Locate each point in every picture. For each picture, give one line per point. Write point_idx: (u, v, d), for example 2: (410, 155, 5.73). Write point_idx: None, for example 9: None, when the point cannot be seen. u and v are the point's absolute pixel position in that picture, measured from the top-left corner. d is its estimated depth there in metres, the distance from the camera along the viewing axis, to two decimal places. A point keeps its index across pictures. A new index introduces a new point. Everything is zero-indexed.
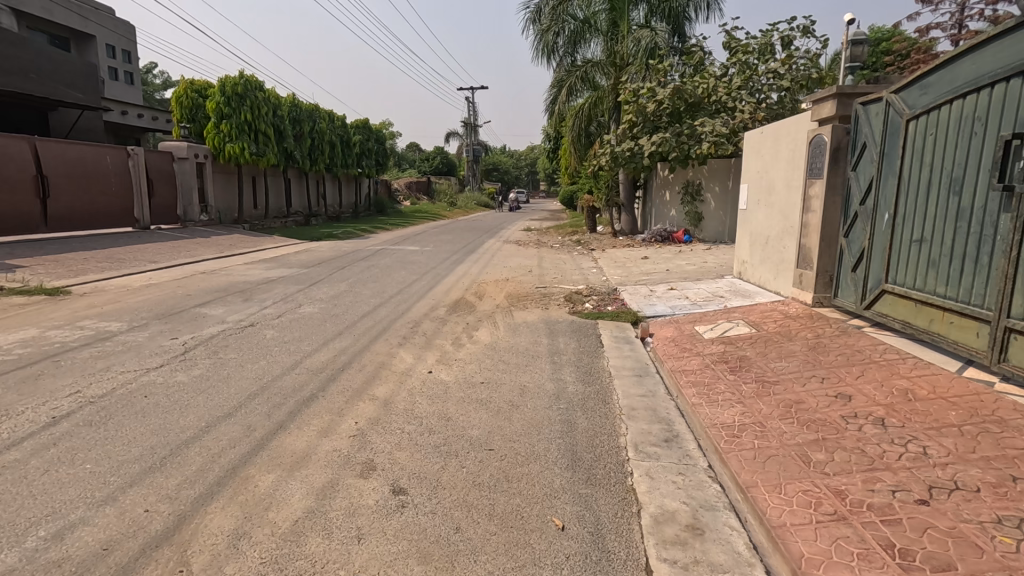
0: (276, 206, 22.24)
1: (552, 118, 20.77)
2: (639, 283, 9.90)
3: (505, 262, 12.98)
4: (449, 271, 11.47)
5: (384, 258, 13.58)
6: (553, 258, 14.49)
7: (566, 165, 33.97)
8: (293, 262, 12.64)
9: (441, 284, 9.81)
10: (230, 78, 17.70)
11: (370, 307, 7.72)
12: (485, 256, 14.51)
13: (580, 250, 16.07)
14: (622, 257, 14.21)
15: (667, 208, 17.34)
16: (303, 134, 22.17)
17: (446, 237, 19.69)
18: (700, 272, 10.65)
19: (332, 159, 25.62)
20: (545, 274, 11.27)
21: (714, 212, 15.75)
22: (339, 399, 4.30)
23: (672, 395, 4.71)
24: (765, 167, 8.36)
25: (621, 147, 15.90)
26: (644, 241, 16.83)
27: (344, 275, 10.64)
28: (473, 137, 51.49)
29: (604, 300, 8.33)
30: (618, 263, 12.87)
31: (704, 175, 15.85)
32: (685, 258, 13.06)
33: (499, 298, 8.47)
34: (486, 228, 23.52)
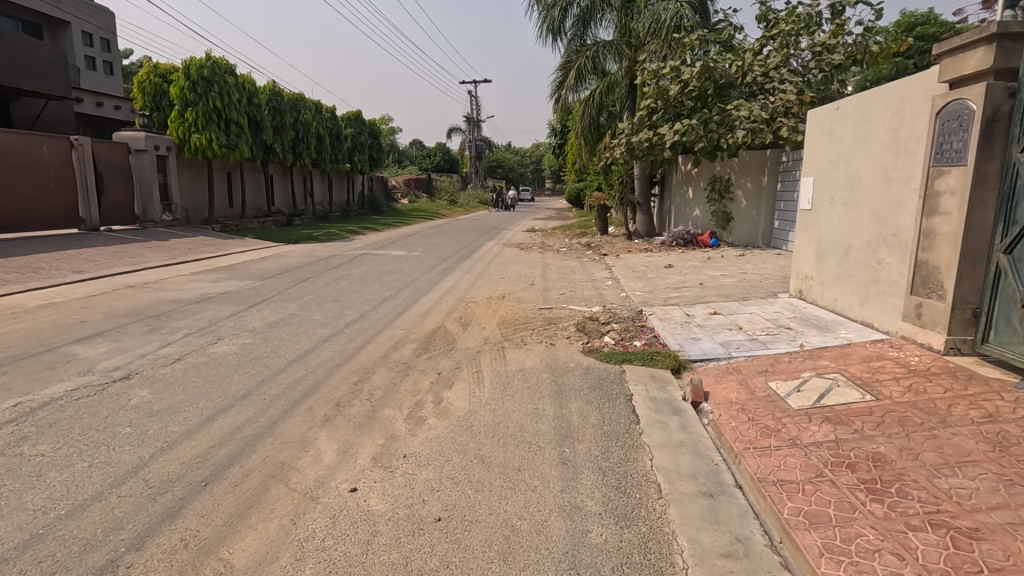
0: (254, 203, 20.30)
1: (557, 107, 18.67)
2: (669, 304, 7.81)
3: (502, 272, 10.93)
4: (433, 284, 9.44)
5: (360, 266, 11.55)
6: (559, 265, 12.42)
7: (574, 161, 31.80)
8: (251, 271, 10.66)
9: (419, 303, 7.78)
10: (196, 59, 15.70)
11: (312, 342, 5.71)
12: (481, 263, 12.47)
13: (591, 256, 14.02)
14: (640, 264, 12.10)
15: (689, 206, 15.22)
16: (285, 125, 20.19)
17: (440, 239, 17.69)
18: (743, 288, 8.54)
19: (319, 154, 23.65)
20: (550, 288, 9.22)
21: (747, 211, 13.83)
22: (161, 571, 2.28)
23: (776, 542, 2.64)
24: (845, 153, 6.29)
25: (638, 137, 13.77)
26: (664, 245, 14.67)
27: (304, 290, 8.65)
28: (475, 132, 49.28)
29: (629, 333, 6.26)
30: (638, 274, 10.76)
31: (735, 169, 13.86)
32: (717, 267, 10.94)
33: (489, 327, 6.43)
34: (485, 229, 21.51)
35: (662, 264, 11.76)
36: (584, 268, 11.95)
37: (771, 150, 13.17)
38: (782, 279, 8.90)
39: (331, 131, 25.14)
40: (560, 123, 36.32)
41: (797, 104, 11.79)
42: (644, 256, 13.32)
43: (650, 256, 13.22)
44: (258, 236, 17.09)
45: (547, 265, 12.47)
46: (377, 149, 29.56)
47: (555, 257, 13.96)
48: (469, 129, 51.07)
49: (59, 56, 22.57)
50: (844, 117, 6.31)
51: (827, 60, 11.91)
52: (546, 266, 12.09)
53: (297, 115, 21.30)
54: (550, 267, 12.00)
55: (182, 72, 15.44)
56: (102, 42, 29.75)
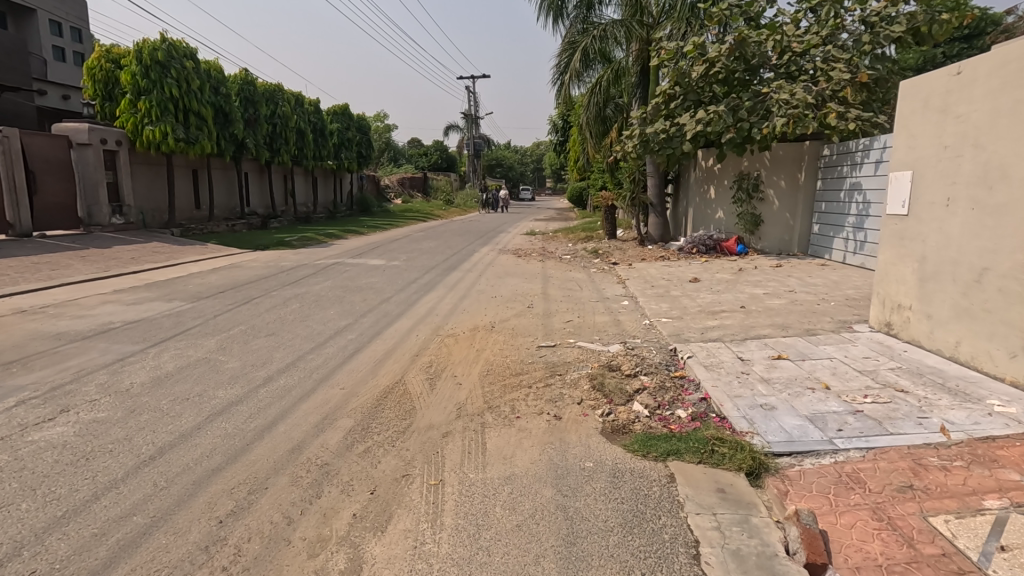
0: (226, 204, 18.47)
1: (558, 97, 16.85)
2: (709, 340, 5.93)
3: (495, 289, 9.05)
4: (407, 306, 7.59)
5: (325, 279, 9.65)
6: (563, 277, 10.56)
7: (577, 158, 29.92)
8: (189, 288, 8.76)
9: (381, 338, 5.93)
10: (149, 41, 13.76)
11: (199, 415, 3.83)
12: (470, 274, 10.59)
13: (599, 265, 12.17)
14: (658, 277, 10.22)
15: (711, 206, 13.34)
16: (259, 118, 18.38)
17: (429, 245, 15.84)
18: (800, 315, 6.66)
19: (300, 150, 21.84)
20: (552, 312, 7.34)
21: (780, 213, 11.94)
22: None
23: None
24: (973, 136, 4.43)
25: (654, 127, 12.01)
26: (683, 252, 12.81)
27: (239, 317, 6.77)
28: (474, 130, 47.34)
29: (667, 395, 4.39)
30: (658, 290, 8.87)
31: (766, 164, 11.97)
32: (754, 282, 9.05)
33: (467, 383, 4.55)
34: (481, 232, 19.65)
35: (686, 278, 9.87)
36: (593, 282, 10.06)
37: (810, 142, 11.33)
38: (845, 303, 7.04)
39: (315, 126, 23.31)
40: (562, 119, 34.49)
41: (849, 86, 9.88)
42: (662, 267, 11.43)
43: (668, 267, 11.35)
44: (224, 241, 15.22)
45: (548, 276, 10.60)
46: (367, 145, 27.70)
47: (557, 267, 12.10)
48: (468, 127, 49.21)
49: (16, 44, 20.65)
50: (971, 84, 4.45)
51: (884, 33, 9.97)
52: (548, 279, 10.21)
53: (272, 108, 19.49)
54: (554, 280, 10.11)
55: (133, 55, 13.54)
56: (71, 30, 27.77)
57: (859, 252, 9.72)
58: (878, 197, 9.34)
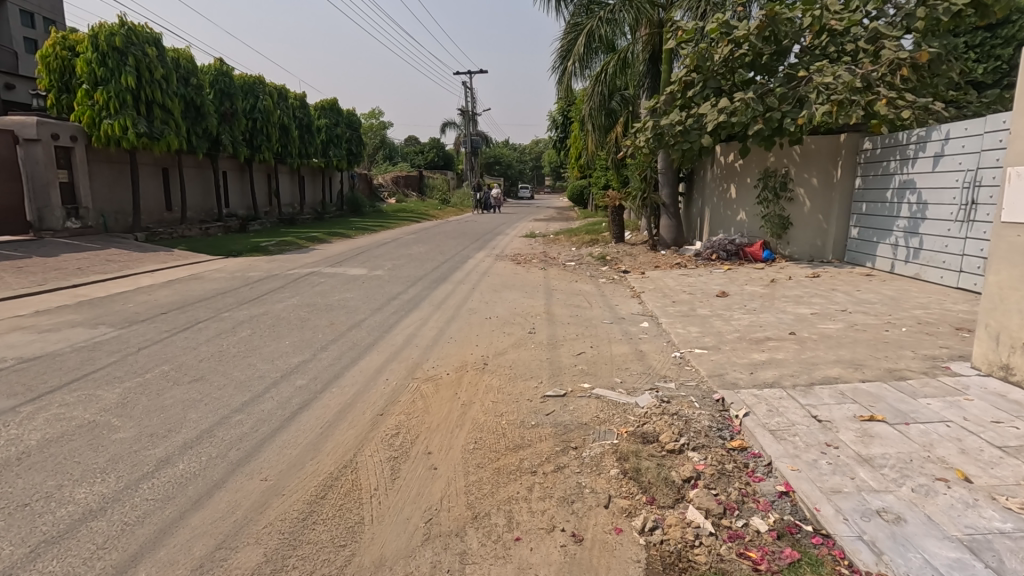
0: (201, 206, 17.13)
1: (559, 89, 15.54)
2: (765, 386, 4.57)
3: (490, 306, 7.72)
4: (382, 332, 6.25)
5: (291, 295, 8.29)
6: (569, 289, 9.23)
7: (578, 155, 28.61)
8: (128, 307, 7.40)
9: (341, 385, 4.58)
10: (105, 24, 12.43)
11: (22, 544, 2.47)
12: (462, 286, 9.23)
13: (608, 273, 10.84)
14: (678, 290, 8.88)
15: (730, 206, 12.01)
16: (237, 112, 17.04)
17: (420, 249, 14.52)
18: (869, 347, 5.31)
19: (284, 147, 20.49)
20: (558, 341, 5.99)
21: (811, 215, 10.60)
22: None
23: None
24: None
25: (669, 118, 10.82)
26: (701, 259, 11.49)
27: (167, 351, 5.41)
28: (470, 127, 46.03)
29: (731, 487, 3.07)
30: (682, 308, 7.53)
31: (796, 159, 10.63)
32: (794, 297, 7.70)
33: (444, 472, 3.21)
34: (477, 235, 18.32)
35: (710, 291, 8.54)
36: (604, 296, 8.71)
37: (847, 134, 10.01)
38: (921, 329, 5.71)
39: (299, 121, 21.95)
40: (562, 114, 33.21)
41: (904, 65, 8.49)
42: (680, 277, 10.09)
43: (686, 277, 10.01)
44: (194, 246, 13.86)
45: (551, 288, 9.26)
46: (357, 142, 26.34)
47: (561, 276, 10.75)
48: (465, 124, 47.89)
49: None
50: None
51: (942, 5, 8.57)
52: (552, 292, 8.87)
53: (252, 102, 18.15)
54: (559, 293, 8.77)
55: (88, 41, 12.21)
56: (43, 22, 26.34)
57: (912, 261, 8.40)
58: (935, 196, 8.01)
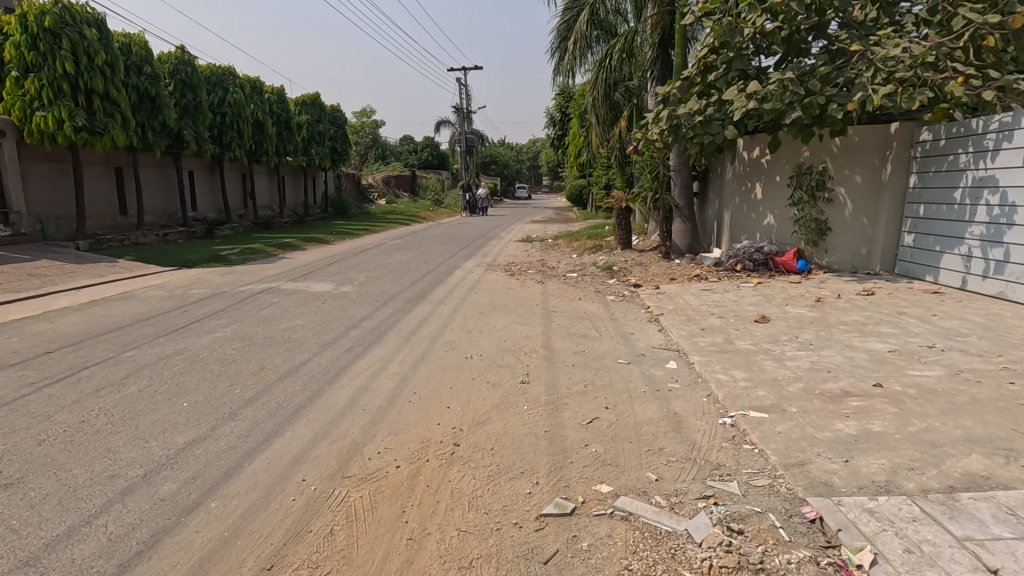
0: (163, 209, 15.58)
1: (559, 66, 14.56)
2: (879, 492, 2.98)
3: (473, 338, 6.14)
4: (323, 383, 4.67)
5: (227, 322, 6.68)
6: (571, 310, 7.65)
7: (577, 153, 27.11)
8: (10, 342, 5.79)
9: (228, 492, 2.98)
10: (35, 2, 10.81)
11: None
12: (442, 307, 7.65)
13: (616, 288, 9.27)
14: (704, 312, 7.29)
15: (755, 208, 10.44)
16: (201, 106, 15.37)
17: (402, 257, 12.93)
18: (1003, 414, 3.74)
19: (258, 144, 18.87)
20: (560, 397, 4.41)
21: (854, 219, 9.02)
22: None
23: None
24: None
25: (687, 107, 9.36)
26: (724, 270, 9.94)
27: (6, 423, 3.81)
28: (465, 125, 44.49)
29: None
30: (716, 342, 5.96)
31: (836, 154, 9.05)
32: (855, 325, 6.12)
33: None
34: (469, 240, 16.74)
35: (745, 315, 6.95)
36: (614, 321, 7.12)
37: (898, 124, 8.44)
38: None
39: (277, 117, 20.36)
40: (561, 110, 31.76)
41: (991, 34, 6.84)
42: (701, 293, 8.52)
43: (710, 293, 8.43)
44: (145, 255, 12.23)
45: (550, 309, 7.68)
46: (343, 140, 24.76)
47: (561, 290, 9.19)
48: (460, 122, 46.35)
49: None
50: None
51: None
52: (551, 315, 7.29)
53: (218, 94, 16.49)
54: (560, 317, 7.18)
55: (15, 21, 10.59)
56: None
57: (995, 277, 6.89)
58: None
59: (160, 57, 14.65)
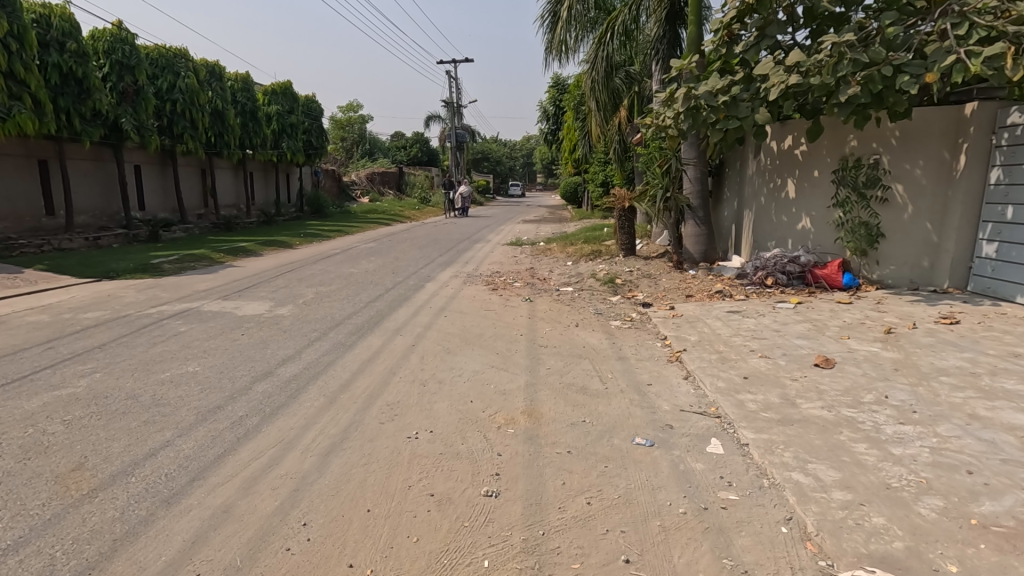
0: (101, 208, 13.73)
1: (553, 45, 12.79)
2: None
3: (428, 395, 4.36)
4: (160, 501, 2.85)
5: (92, 368, 4.84)
6: (566, 343, 5.87)
7: (572, 148, 25.42)
8: None
9: None
10: None
11: None
12: (398, 340, 5.85)
13: (621, 308, 7.53)
14: (741, 350, 5.52)
15: (786, 209, 8.71)
16: (143, 91, 13.46)
17: (370, 265, 11.16)
18: None
19: (218, 136, 16.98)
20: (545, 537, 2.62)
21: (914, 223, 7.29)
22: None
23: None
24: None
25: (709, 84, 7.62)
26: (751, 285, 8.20)
27: None
28: (455, 121, 42.71)
29: None
30: (772, 403, 4.20)
31: (892, 142, 7.34)
32: (963, 376, 4.37)
33: None
34: (451, 244, 14.97)
35: (799, 356, 5.19)
36: (623, 362, 5.33)
37: (976, 104, 6.71)
38: None
39: (241, 107, 18.48)
40: (555, 103, 30.16)
41: None
42: (729, 317, 6.76)
43: (740, 318, 6.67)
44: (64, 264, 10.34)
45: (539, 341, 5.90)
46: (318, 134, 22.86)
47: (553, 311, 7.40)
48: (450, 117, 44.63)
49: None
50: None
51: None
52: (538, 352, 5.51)
53: (167, 79, 14.61)
54: (551, 356, 5.39)
55: None
56: None
57: None
58: None
59: (94, 34, 12.83)
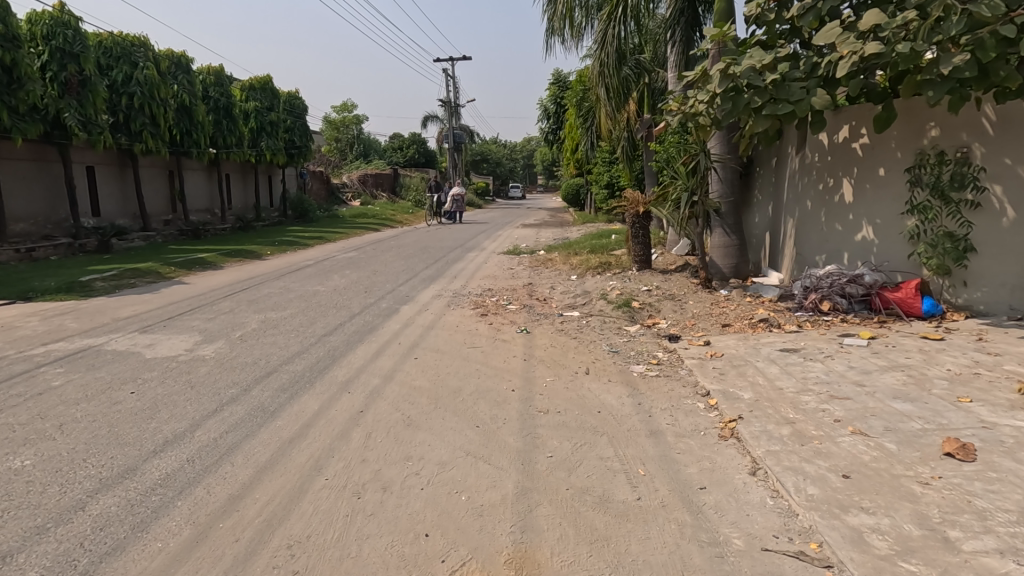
0: (44, 214, 12.24)
1: (555, 25, 11.23)
2: None
3: (361, 523, 2.74)
4: None
5: None
6: (572, 406, 4.26)
7: (574, 148, 23.85)
8: None
9: None
10: None
11: None
12: (342, 402, 4.25)
13: (641, 344, 5.93)
14: (821, 420, 3.92)
15: (841, 216, 7.11)
16: (89, 82, 11.89)
17: (341, 282, 9.57)
18: None
19: (185, 134, 15.43)
20: None
21: (1016, 234, 5.70)
22: None
23: None
24: None
25: (753, 59, 6.05)
26: (802, 311, 6.60)
27: None
28: (453, 120, 41.17)
29: None
30: (912, 542, 2.59)
31: (987, 132, 5.75)
32: None
33: None
34: (440, 253, 13.39)
35: (912, 436, 3.58)
36: (656, 442, 3.72)
37: None
38: None
39: (214, 102, 16.94)
40: (556, 100, 28.68)
41: None
42: (786, 362, 5.15)
43: (803, 364, 5.06)
44: None
45: (534, 402, 4.29)
46: (302, 133, 21.28)
47: (555, 348, 5.79)
48: (448, 116, 43.09)
49: None
50: None
51: None
52: (534, 424, 3.91)
53: (122, 70, 13.07)
54: (552, 434, 3.78)
55: None
56: None
57: None
58: None
59: (30, 17, 11.27)
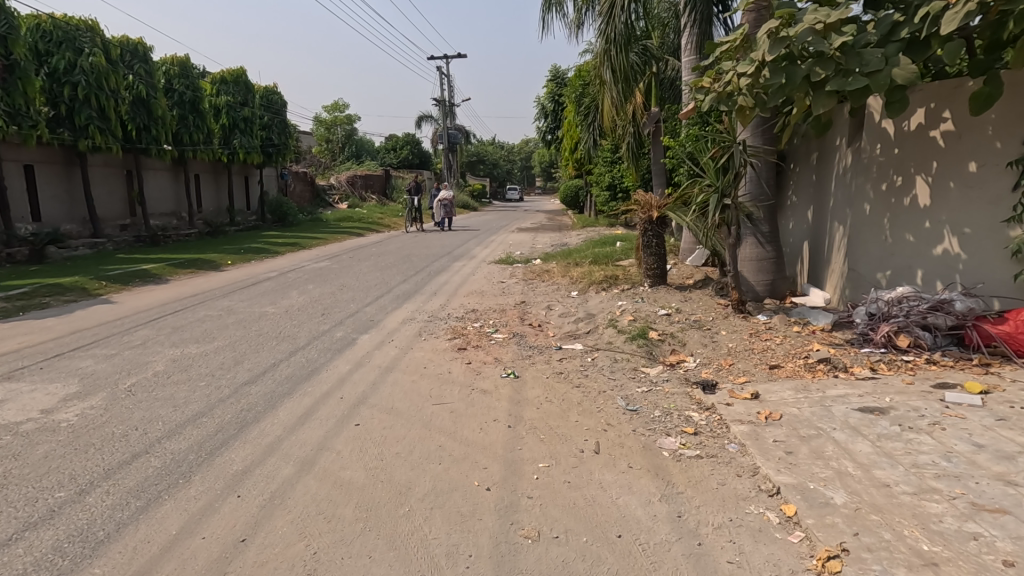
0: None
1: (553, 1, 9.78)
2: None
3: None
4: None
5: None
6: (577, 526, 2.75)
7: (573, 147, 22.39)
8: None
9: None
10: None
11: None
12: (219, 521, 2.73)
13: (667, 398, 4.43)
14: (982, 562, 2.42)
15: (914, 224, 5.63)
16: (18, 67, 10.20)
17: (297, 300, 8.07)
18: None
19: (143, 130, 13.91)
20: None
21: None
22: None
23: None
24: None
25: (816, 17, 4.53)
26: (873, 348, 5.11)
27: None
28: (448, 119, 39.66)
29: None
30: None
31: None
32: None
33: None
34: (423, 263, 11.90)
35: None
36: None
37: None
38: None
39: (179, 95, 15.44)
40: (554, 98, 27.27)
41: None
42: (878, 433, 3.64)
43: (903, 438, 3.56)
44: None
45: (519, 520, 2.78)
46: (280, 130, 19.78)
47: (550, 405, 4.27)
48: (443, 116, 41.65)
49: None
50: None
51: None
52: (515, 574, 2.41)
53: (64, 56, 11.56)
54: None
55: None
56: None
57: None
58: None
59: None
